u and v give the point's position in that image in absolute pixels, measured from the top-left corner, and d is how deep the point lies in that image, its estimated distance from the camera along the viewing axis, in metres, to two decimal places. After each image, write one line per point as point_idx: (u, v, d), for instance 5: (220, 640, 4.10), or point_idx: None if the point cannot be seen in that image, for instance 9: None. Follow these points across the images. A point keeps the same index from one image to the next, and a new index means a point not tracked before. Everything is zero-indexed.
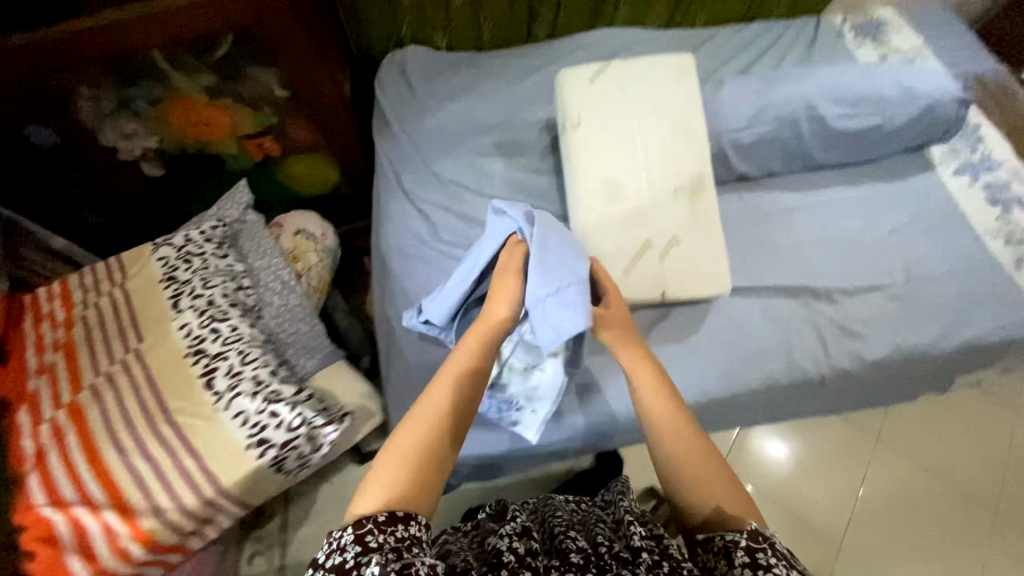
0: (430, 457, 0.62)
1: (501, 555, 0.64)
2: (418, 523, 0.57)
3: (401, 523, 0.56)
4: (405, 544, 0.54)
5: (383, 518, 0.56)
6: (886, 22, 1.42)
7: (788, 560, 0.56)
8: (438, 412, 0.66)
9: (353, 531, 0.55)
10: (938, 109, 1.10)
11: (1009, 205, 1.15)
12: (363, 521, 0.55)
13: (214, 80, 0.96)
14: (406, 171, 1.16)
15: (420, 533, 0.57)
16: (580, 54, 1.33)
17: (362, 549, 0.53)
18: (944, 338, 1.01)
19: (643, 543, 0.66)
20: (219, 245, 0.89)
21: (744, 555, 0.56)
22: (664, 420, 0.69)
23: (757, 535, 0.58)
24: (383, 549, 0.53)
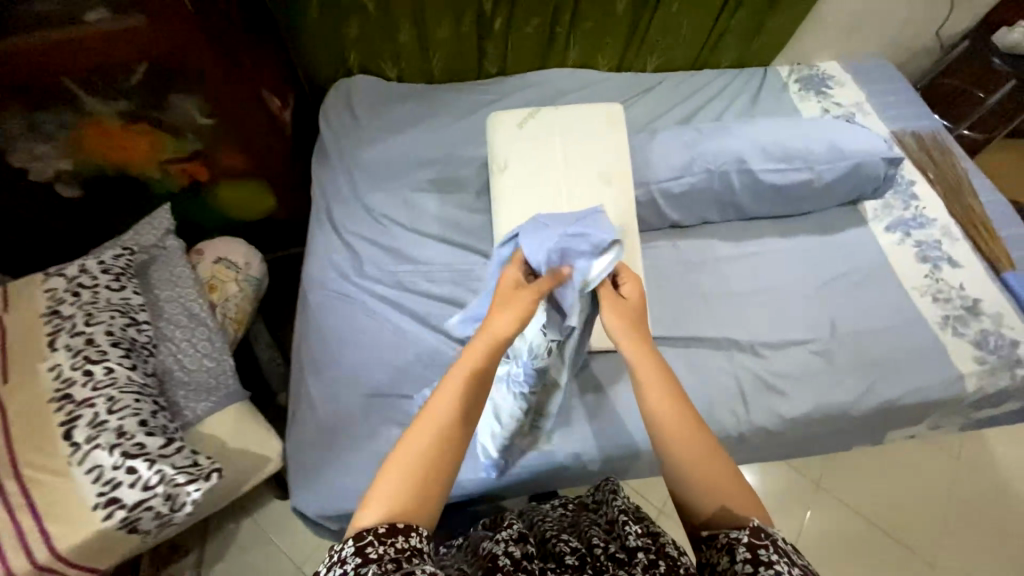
0: (432, 472, 0.59)
1: (495, 559, 0.61)
2: (420, 535, 0.55)
3: (402, 534, 0.54)
4: (405, 554, 0.52)
5: (382, 530, 0.54)
6: (831, 76, 1.45)
7: (792, 559, 0.53)
8: (443, 425, 0.61)
9: (353, 544, 0.53)
10: (867, 167, 1.12)
11: (940, 263, 1.16)
12: (362, 533, 0.54)
13: (130, 106, 0.94)
14: (337, 203, 1.14)
15: (420, 544, 0.55)
16: (528, 93, 1.34)
17: (363, 560, 0.51)
18: (867, 397, 1.00)
19: (638, 542, 0.63)
20: (116, 276, 0.85)
21: (744, 551, 0.53)
22: (665, 417, 0.64)
23: (758, 532, 0.55)
24: (384, 561, 0.51)
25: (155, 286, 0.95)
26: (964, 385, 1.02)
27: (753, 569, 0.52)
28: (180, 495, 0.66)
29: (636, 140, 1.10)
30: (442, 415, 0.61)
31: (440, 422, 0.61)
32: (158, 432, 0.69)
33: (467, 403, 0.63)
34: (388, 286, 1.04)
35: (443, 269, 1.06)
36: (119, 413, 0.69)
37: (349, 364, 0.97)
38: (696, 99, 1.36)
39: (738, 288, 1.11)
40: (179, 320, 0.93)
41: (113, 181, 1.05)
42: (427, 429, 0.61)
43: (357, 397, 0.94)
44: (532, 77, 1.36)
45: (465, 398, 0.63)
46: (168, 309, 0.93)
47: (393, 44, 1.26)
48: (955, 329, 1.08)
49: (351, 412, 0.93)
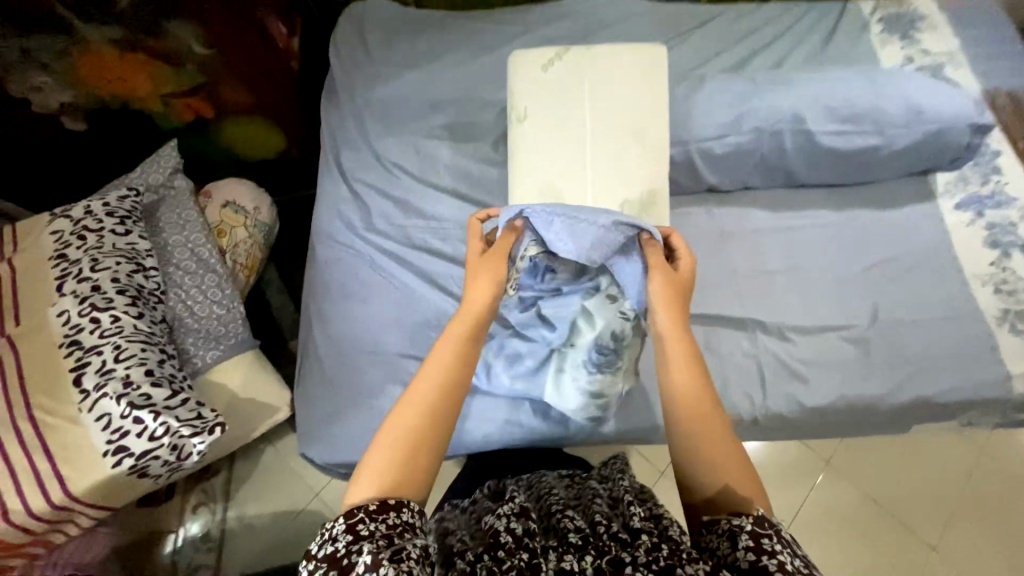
0: (421, 450, 0.59)
1: (497, 535, 0.56)
2: (411, 510, 0.55)
3: (394, 510, 0.54)
4: (397, 531, 0.52)
5: (374, 507, 0.54)
6: (923, 16, 1.23)
7: (795, 551, 0.50)
8: (432, 403, 0.61)
9: (344, 522, 0.53)
10: (947, 134, 0.96)
11: (1011, 250, 1.03)
12: (354, 512, 0.54)
13: (124, 33, 0.88)
14: (346, 148, 1.08)
15: (413, 519, 0.55)
16: (562, 26, 1.19)
17: (354, 538, 0.51)
18: (897, 393, 0.93)
19: (643, 525, 0.57)
20: (121, 219, 0.83)
21: (747, 539, 0.50)
22: (688, 395, 0.63)
23: (762, 522, 0.51)
24: (375, 536, 0.51)
25: (163, 230, 0.94)
26: (1011, 388, 0.94)
27: (753, 558, 0.48)
28: (185, 446, 0.67)
29: (679, 90, 0.97)
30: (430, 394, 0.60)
31: (427, 401, 0.61)
32: (164, 383, 0.70)
33: (452, 381, 0.62)
34: (396, 241, 1.00)
35: (456, 227, 1.00)
36: (126, 362, 0.70)
37: (353, 321, 0.95)
38: (756, 40, 1.18)
39: (772, 265, 1.01)
40: (187, 266, 0.92)
41: (117, 115, 1.00)
42: (415, 406, 0.60)
43: (359, 355, 0.93)
44: (567, 6, 1.21)
45: (452, 377, 0.63)
46: (177, 254, 0.92)
47: None
48: (1014, 325, 0.97)
49: (354, 370, 0.92)
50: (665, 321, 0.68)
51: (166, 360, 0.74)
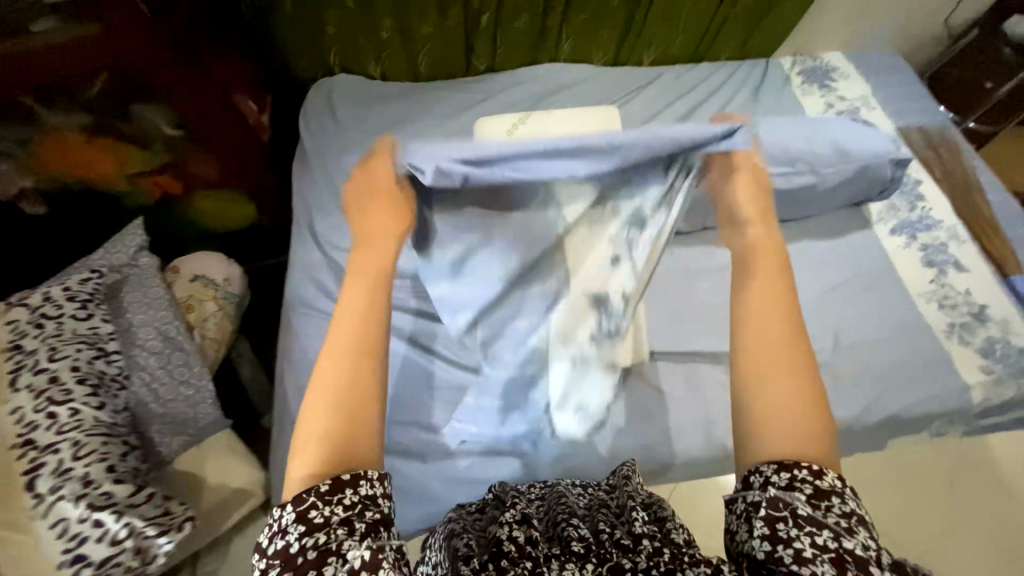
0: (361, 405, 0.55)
1: (501, 544, 0.55)
2: (369, 481, 0.52)
3: (348, 488, 0.51)
4: (355, 511, 0.50)
5: (325, 488, 0.50)
6: (834, 68, 1.41)
7: (820, 523, 0.49)
8: (341, 372, 0.55)
9: (294, 509, 0.50)
10: (874, 169, 1.07)
11: (946, 268, 1.13)
12: (303, 496, 0.50)
13: (92, 117, 0.88)
14: (318, 214, 1.09)
15: (371, 491, 0.52)
16: (519, 91, 1.29)
17: (307, 528, 0.49)
18: (871, 412, 0.97)
19: (645, 529, 0.56)
20: (82, 304, 0.81)
21: (762, 526, 0.50)
22: (752, 320, 0.58)
23: (776, 503, 0.50)
24: (331, 527, 0.49)
25: (127, 309, 0.91)
26: (971, 397, 0.99)
27: (770, 547, 0.49)
28: (150, 547, 0.63)
29: None
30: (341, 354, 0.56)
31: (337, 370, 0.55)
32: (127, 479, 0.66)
33: (368, 328, 0.58)
34: None
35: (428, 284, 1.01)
36: (84, 459, 0.66)
37: None
38: (696, 96, 1.32)
39: None
40: (153, 345, 0.88)
41: (81, 197, 0.99)
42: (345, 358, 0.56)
43: None
44: (522, 72, 1.32)
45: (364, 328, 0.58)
46: (141, 334, 0.89)
47: (376, 42, 1.21)
48: (961, 337, 1.05)
49: None
50: (755, 232, 0.65)
51: (129, 453, 0.70)
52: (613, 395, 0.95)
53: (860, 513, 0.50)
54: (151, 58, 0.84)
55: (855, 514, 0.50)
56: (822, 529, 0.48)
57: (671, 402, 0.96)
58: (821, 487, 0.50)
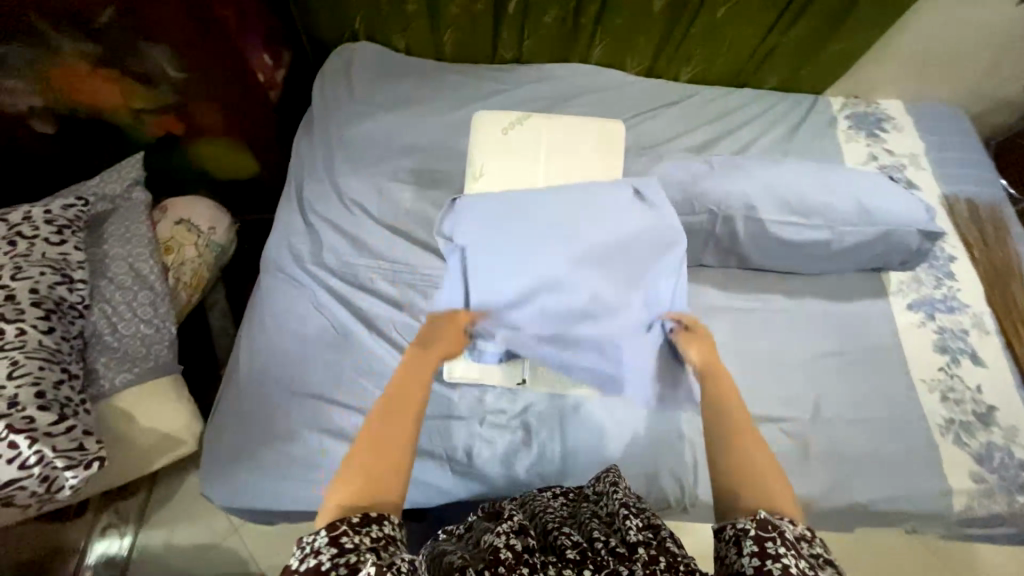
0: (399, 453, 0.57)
1: (498, 552, 0.57)
2: (393, 522, 0.53)
3: (376, 522, 0.52)
4: (381, 544, 0.51)
5: (357, 519, 0.51)
6: (886, 117, 1.29)
7: (800, 552, 0.51)
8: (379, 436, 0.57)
9: (327, 534, 0.50)
10: (899, 235, 0.97)
11: (960, 357, 1.02)
12: (336, 522, 0.51)
13: (100, 49, 0.90)
14: (308, 179, 1.09)
15: (395, 532, 0.53)
16: (540, 87, 1.24)
17: (338, 551, 0.49)
18: (836, 495, 0.89)
19: (638, 537, 0.60)
20: (59, 228, 0.84)
21: (751, 544, 0.51)
22: (720, 398, 0.65)
23: (765, 524, 0.52)
24: (360, 551, 0.49)
25: (105, 241, 0.93)
26: (952, 503, 0.90)
27: (759, 563, 0.49)
28: (58, 478, 0.67)
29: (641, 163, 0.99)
30: (380, 420, 0.58)
31: (373, 436, 0.57)
32: (52, 407, 0.68)
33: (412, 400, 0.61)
34: (341, 279, 0.99)
35: (401, 270, 1.00)
36: (17, 380, 0.67)
37: (282, 357, 0.91)
38: (724, 124, 1.24)
39: (718, 343, 1.00)
40: (121, 280, 0.90)
41: (87, 124, 1.01)
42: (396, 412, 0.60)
43: (277, 394, 0.88)
44: (549, 68, 1.27)
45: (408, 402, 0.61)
46: (113, 267, 0.91)
47: (401, 14, 1.20)
48: (958, 437, 0.95)
49: (269, 411, 0.87)
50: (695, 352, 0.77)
51: (65, 381, 0.72)
52: (561, 421, 0.91)
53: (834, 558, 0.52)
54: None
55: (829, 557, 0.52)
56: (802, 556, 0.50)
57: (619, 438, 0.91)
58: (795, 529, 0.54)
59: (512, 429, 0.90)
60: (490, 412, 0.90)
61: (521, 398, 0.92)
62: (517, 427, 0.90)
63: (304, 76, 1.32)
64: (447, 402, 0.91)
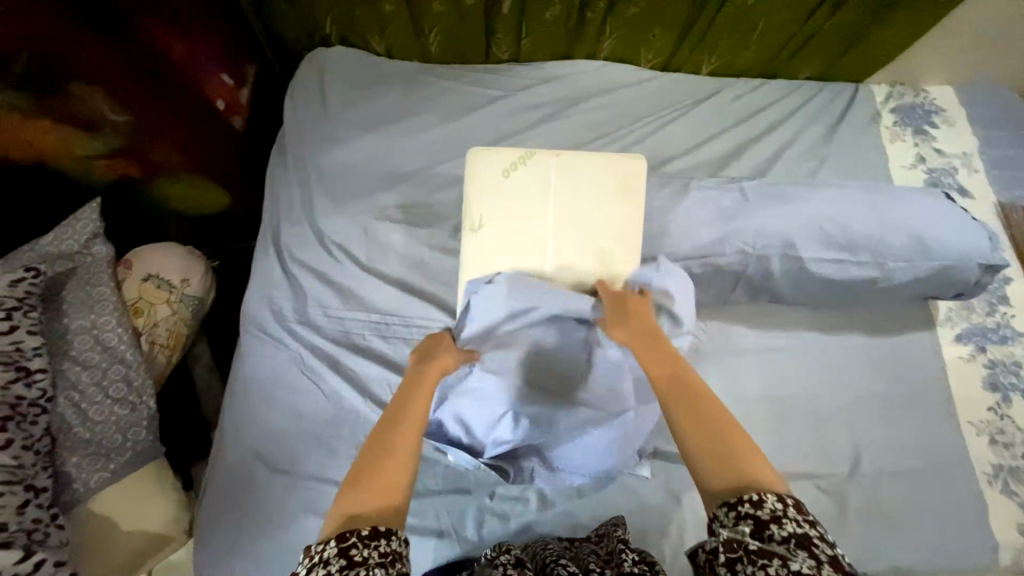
0: (406, 458, 0.56)
1: None
2: (401, 538, 0.50)
3: (383, 538, 0.49)
4: (389, 561, 0.48)
5: (366, 532, 0.49)
6: (938, 109, 1.14)
7: (769, 553, 0.46)
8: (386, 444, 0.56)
9: (336, 545, 0.48)
10: (958, 269, 0.85)
11: (1012, 394, 0.93)
12: (346, 534, 0.49)
13: (24, 98, 0.74)
14: (285, 219, 0.97)
15: (403, 548, 0.50)
16: (543, 92, 1.09)
17: (347, 564, 0.47)
18: (875, 557, 0.83)
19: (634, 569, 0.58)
20: (7, 313, 0.73)
21: (724, 572, 0.48)
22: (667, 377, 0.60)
23: (731, 544, 0.48)
24: (368, 566, 0.47)
25: (63, 313, 0.82)
26: (999, 562, 0.84)
27: None
28: None
29: (663, 195, 0.86)
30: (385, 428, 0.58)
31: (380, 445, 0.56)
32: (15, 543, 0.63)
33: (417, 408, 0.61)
34: (330, 338, 0.90)
35: (395, 324, 0.91)
36: None
37: (273, 432, 0.84)
38: (753, 127, 1.09)
39: (747, 391, 0.92)
40: (88, 358, 0.81)
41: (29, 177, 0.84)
42: (396, 419, 0.59)
43: (267, 474, 0.82)
44: (553, 68, 1.11)
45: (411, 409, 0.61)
46: (77, 343, 0.81)
47: (379, 14, 1.03)
48: (1007, 484, 0.88)
49: (261, 494, 0.81)
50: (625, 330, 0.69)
51: (31, 500, 0.67)
52: (578, 488, 0.85)
53: (808, 535, 0.47)
54: None
55: (801, 535, 0.47)
56: (774, 559, 0.46)
57: (639, 504, 0.85)
58: (761, 516, 0.48)
59: (524, 500, 0.84)
60: (500, 485, 0.84)
61: None
62: (530, 497, 0.84)
63: (274, 87, 1.17)
64: (454, 473, 0.85)
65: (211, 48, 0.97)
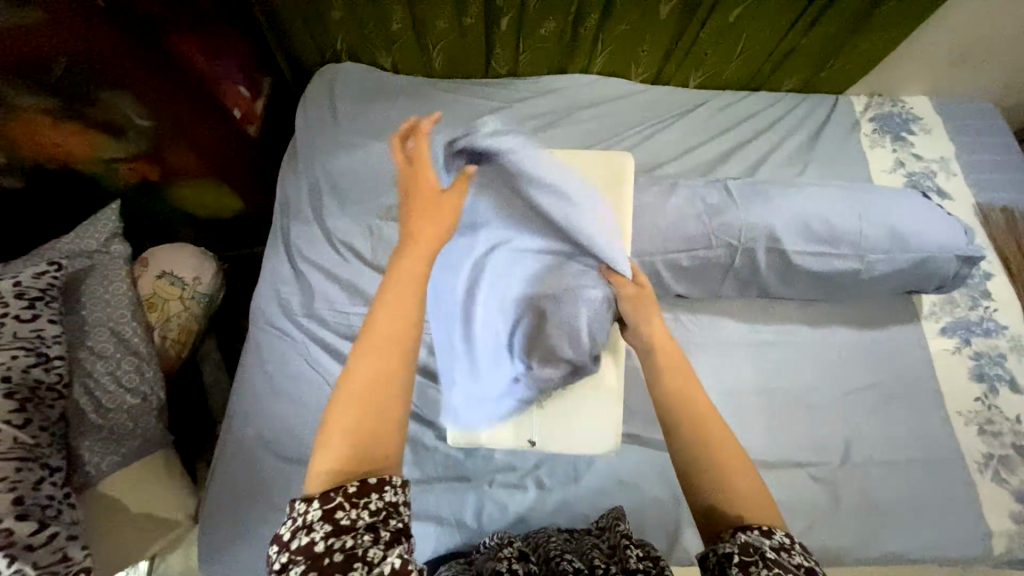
0: (396, 399, 0.49)
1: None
2: (394, 488, 0.48)
3: (375, 492, 0.47)
4: (381, 518, 0.46)
5: (354, 489, 0.46)
6: (915, 117, 1.20)
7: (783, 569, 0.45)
8: (369, 382, 0.49)
9: (320, 507, 0.46)
10: (936, 261, 0.89)
11: (998, 385, 0.95)
12: (330, 494, 0.46)
13: (58, 102, 0.83)
14: (295, 220, 1.02)
15: (397, 499, 0.48)
16: (539, 102, 1.15)
17: (333, 529, 0.45)
18: (868, 544, 0.84)
19: (639, 565, 0.56)
20: (30, 302, 0.77)
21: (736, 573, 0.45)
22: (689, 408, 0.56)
23: (748, 548, 0.47)
24: (358, 530, 0.45)
25: (83, 306, 0.86)
26: (992, 550, 0.85)
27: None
28: None
29: (653, 193, 0.91)
30: (365, 359, 0.50)
31: (363, 382, 0.49)
32: (31, 514, 0.66)
33: (401, 320, 0.51)
34: (335, 331, 0.93)
35: None
36: None
37: (279, 422, 0.87)
38: (739, 134, 1.15)
39: (740, 382, 0.94)
40: (103, 349, 0.85)
41: (59, 175, 0.94)
42: (385, 349, 0.50)
43: (272, 461, 0.84)
44: (548, 81, 1.18)
45: (393, 329, 0.51)
46: (94, 334, 0.85)
47: (387, 32, 1.11)
48: (997, 473, 0.89)
49: (266, 481, 0.83)
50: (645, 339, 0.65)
51: (46, 477, 0.69)
52: (576, 476, 0.87)
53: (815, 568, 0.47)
54: (103, 48, 0.76)
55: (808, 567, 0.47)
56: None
57: (636, 491, 0.87)
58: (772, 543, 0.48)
59: (522, 488, 0.85)
60: (499, 473, 0.86)
61: (532, 453, 0.87)
62: (529, 484, 0.86)
63: (286, 100, 1.24)
64: (455, 461, 0.87)
65: (231, 63, 1.04)
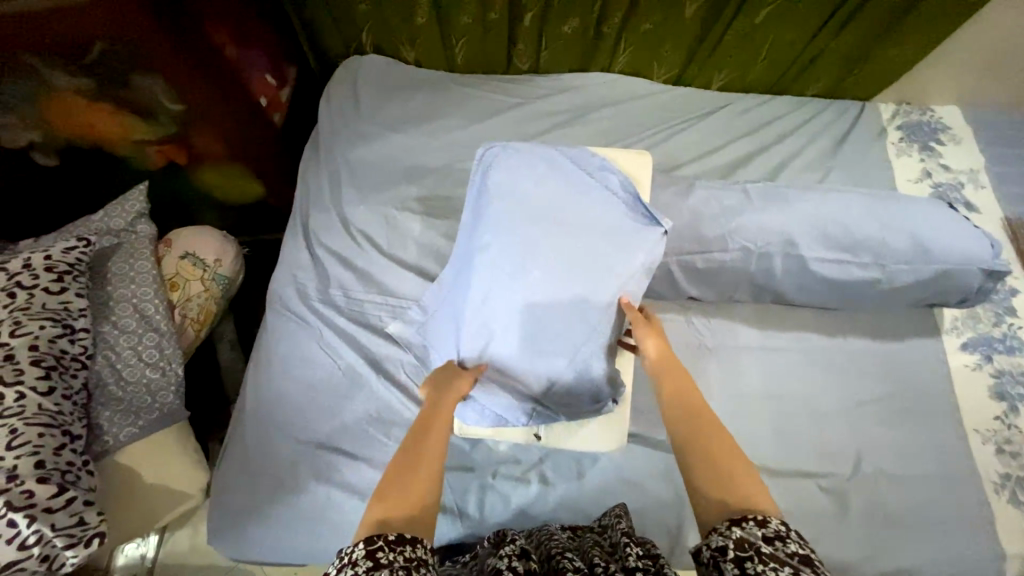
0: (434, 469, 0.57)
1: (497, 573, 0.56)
2: (426, 546, 0.50)
3: (410, 542, 0.50)
4: (415, 566, 0.48)
5: (394, 537, 0.50)
6: (944, 127, 1.17)
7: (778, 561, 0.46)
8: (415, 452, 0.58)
9: (364, 547, 0.49)
10: (959, 274, 0.87)
11: (1020, 405, 0.92)
12: (374, 537, 0.49)
13: (93, 84, 0.86)
14: (314, 208, 1.04)
15: (428, 556, 0.50)
16: (559, 99, 1.16)
17: (373, 566, 0.47)
18: (875, 559, 0.83)
19: (638, 564, 0.56)
20: (59, 276, 0.80)
21: (731, 567, 0.47)
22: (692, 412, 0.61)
23: (741, 542, 0.48)
24: (393, 568, 0.47)
25: (109, 281, 0.89)
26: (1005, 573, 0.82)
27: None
28: (58, 556, 0.68)
29: (670, 194, 0.91)
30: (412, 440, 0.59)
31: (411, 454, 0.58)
32: (51, 478, 0.69)
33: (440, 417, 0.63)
34: (349, 317, 0.95)
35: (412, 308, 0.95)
36: (16, 450, 0.68)
37: (289, 404, 0.88)
38: (760, 137, 1.14)
39: (750, 387, 0.93)
40: (126, 325, 0.87)
41: (91, 154, 0.97)
42: (428, 435, 0.60)
43: (282, 442, 0.86)
44: (569, 78, 1.18)
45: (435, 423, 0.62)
46: (117, 309, 0.88)
47: (411, 26, 1.12)
48: (1014, 495, 0.87)
49: (274, 461, 0.85)
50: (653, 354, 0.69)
51: (67, 444, 0.72)
52: (579, 472, 0.87)
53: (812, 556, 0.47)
54: (136, 32, 0.80)
55: (804, 555, 0.47)
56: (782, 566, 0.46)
57: (639, 492, 0.86)
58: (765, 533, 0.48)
59: (526, 481, 0.85)
60: (502, 465, 0.87)
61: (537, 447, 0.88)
62: (532, 479, 0.86)
63: (310, 90, 1.26)
64: (460, 451, 0.88)
65: (258, 52, 1.07)
